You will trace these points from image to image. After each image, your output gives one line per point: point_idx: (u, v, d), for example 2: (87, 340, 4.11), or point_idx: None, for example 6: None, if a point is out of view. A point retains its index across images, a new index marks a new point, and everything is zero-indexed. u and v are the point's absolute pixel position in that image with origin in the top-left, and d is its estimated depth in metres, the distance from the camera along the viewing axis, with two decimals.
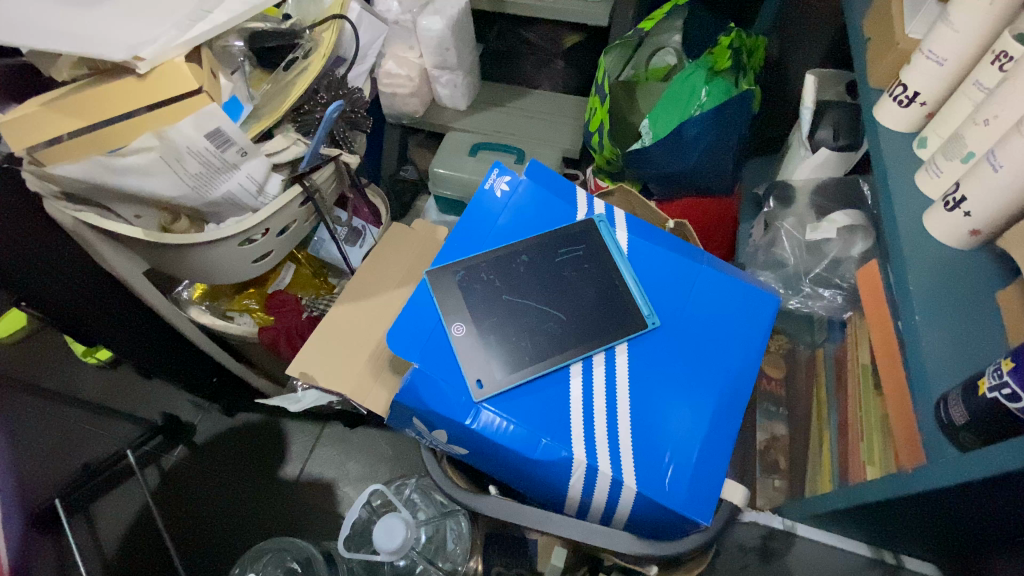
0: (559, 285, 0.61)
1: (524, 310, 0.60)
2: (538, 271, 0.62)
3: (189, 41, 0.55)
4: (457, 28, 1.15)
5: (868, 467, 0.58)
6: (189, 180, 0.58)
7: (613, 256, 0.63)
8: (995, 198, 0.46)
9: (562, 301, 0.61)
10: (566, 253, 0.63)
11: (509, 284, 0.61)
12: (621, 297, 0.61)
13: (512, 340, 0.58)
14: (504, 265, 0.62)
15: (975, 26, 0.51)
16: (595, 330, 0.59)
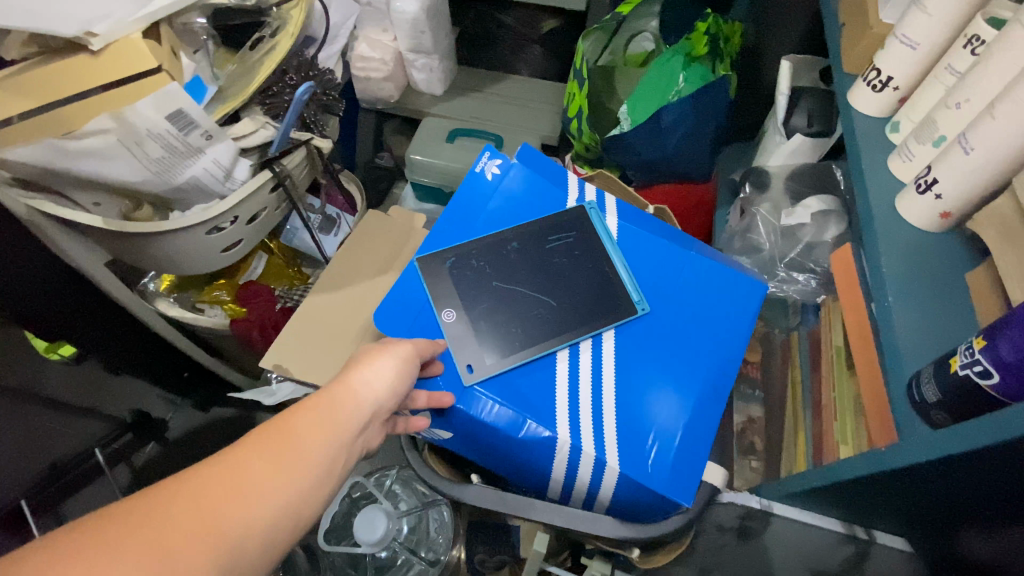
0: (549, 270, 0.61)
1: (516, 299, 0.59)
2: (529, 257, 0.61)
3: (147, 16, 0.52)
4: (432, 11, 1.12)
5: (842, 446, 0.59)
6: (150, 166, 0.56)
7: (603, 243, 0.63)
8: (965, 180, 0.47)
9: (552, 289, 0.60)
10: (557, 240, 0.62)
11: (499, 271, 0.60)
12: (608, 282, 0.61)
13: (501, 326, 0.58)
14: (494, 250, 0.61)
15: (947, 11, 0.52)
16: (583, 315, 0.59)
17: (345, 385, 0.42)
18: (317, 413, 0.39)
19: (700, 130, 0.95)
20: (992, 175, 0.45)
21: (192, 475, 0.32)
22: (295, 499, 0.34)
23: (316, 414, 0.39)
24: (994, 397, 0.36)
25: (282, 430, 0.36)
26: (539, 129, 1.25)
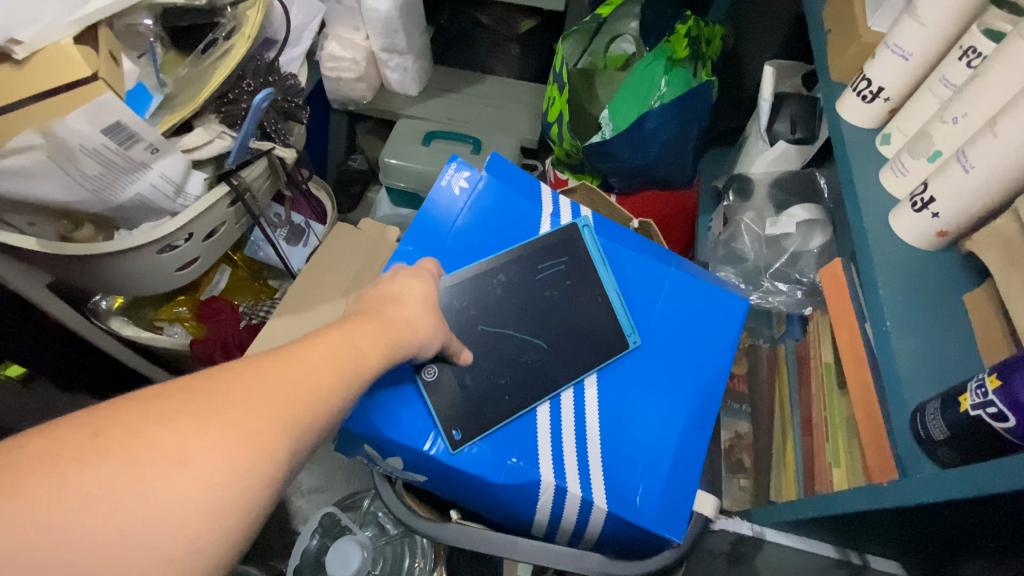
0: (538, 306, 0.56)
1: (496, 326, 0.55)
2: (517, 291, 0.56)
3: (81, 20, 0.46)
4: (406, 9, 1.07)
5: (835, 469, 0.57)
6: (89, 184, 0.50)
7: (595, 264, 0.58)
8: (963, 198, 0.45)
9: (538, 322, 0.56)
10: (547, 269, 0.57)
11: (480, 312, 0.55)
12: (597, 308, 0.57)
13: (491, 374, 0.53)
14: (480, 289, 0.55)
15: (941, 20, 0.50)
16: (576, 355, 0.55)
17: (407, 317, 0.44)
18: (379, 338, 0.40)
19: (683, 136, 0.93)
20: (992, 194, 0.44)
21: (270, 363, 0.33)
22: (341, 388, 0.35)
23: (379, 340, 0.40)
24: (1007, 439, 0.34)
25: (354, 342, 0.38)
26: (518, 133, 1.21)
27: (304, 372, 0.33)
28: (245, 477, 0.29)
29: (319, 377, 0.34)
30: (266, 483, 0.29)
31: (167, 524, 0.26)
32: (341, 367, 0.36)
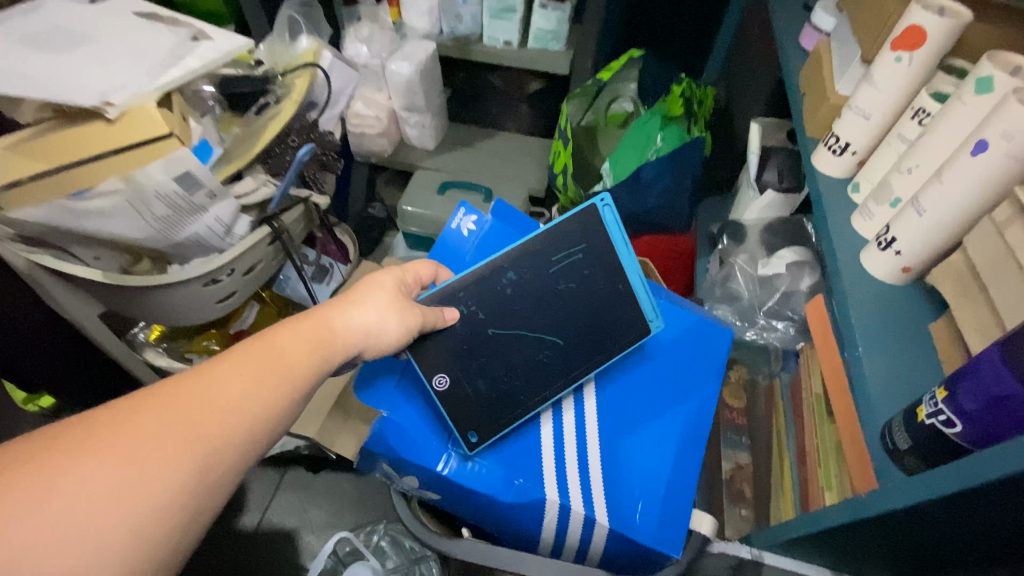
0: (553, 300, 0.57)
1: (508, 321, 0.56)
2: (528, 287, 0.57)
3: (161, 86, 0.56)
4: (425, 74, 1.19)
5: (827, 492, 0.60)
6: (154, 224, 0.58)
7: (616, 250, 0.58)
8: (921, 237, 0.51)
9: (552, 321, 0.57)
10: (563, 259, 0.57)
11: (490, 308, 0.56)
12: (614, 301, 0.58)
13: (505, 380, 0.56)
14: (488, 288, 0.56)
15: (894, 86, 0.58)
16: (590, 354, 0.58)
17: (361, 316, 0.49)
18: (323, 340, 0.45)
19: (678, 185, 1.01)
20: (944, 234, 0.50)
21: (187, 383, 0.38)
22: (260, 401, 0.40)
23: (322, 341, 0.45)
24: (961, 445, 0.38)
25: (294, 346, 0.44)
26: (526, 182, 1.30)
27: (238, 375, 0.40)
28: (151, 487, 0.33)
29: (250, 381, 0.40)
30: (171, 491, 0.34)
31: (72, 529, 0.31)
32: (276, 369, 0.42)
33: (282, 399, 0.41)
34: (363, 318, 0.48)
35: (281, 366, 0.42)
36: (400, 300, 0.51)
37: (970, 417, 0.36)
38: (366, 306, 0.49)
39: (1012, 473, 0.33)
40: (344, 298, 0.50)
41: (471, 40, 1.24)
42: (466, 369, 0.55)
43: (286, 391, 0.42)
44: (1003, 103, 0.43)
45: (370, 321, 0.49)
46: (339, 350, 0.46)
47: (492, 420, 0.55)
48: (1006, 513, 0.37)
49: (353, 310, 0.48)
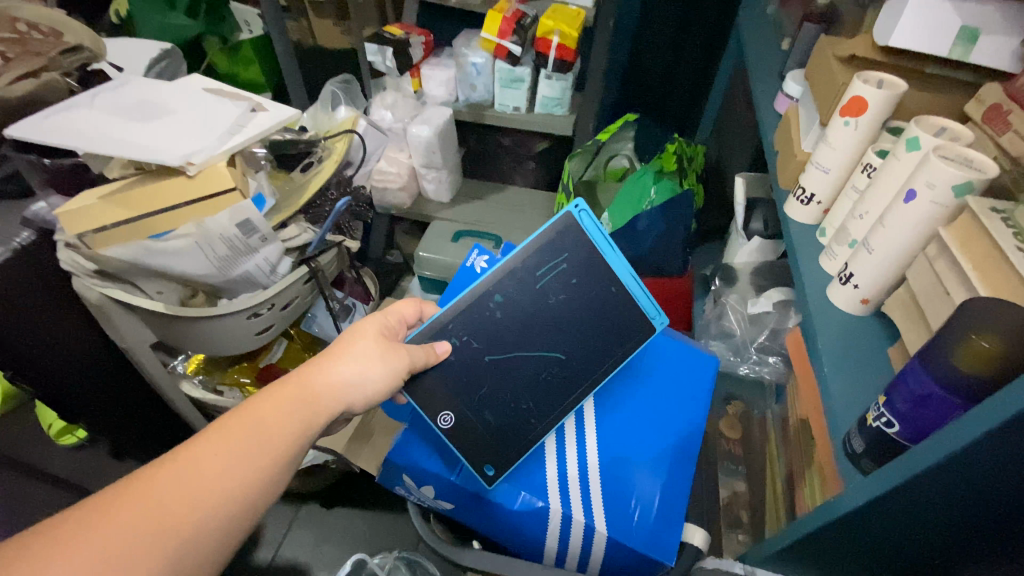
0: (546, 315, 0.62)
1: (504, 337, 0.62)
2: (518, 307, 0.61)
3: (227, 150, 0.66)
4: (443, 135, 1.32)
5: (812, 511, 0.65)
6: (215, 262, 0.68)
7: (601, 254, 0.62)
8: (875, 273, 0.58)
9: (551, 329, 0.62)
10: (548, 272, 0.62)
11: (477, 333, 0.61)
12: (606, 308, 0.62)
13: (507, 398, 0.61)
14: (479, 315, 0.61)
15: (846, 145, 0.67)
16: (594, 358, 0.63)
17: (345, 373, 0.56)
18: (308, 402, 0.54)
19: (671, 232, 1.10)
20: (893, 270, 0.57)
21: (174, 465, 0.46)
22: (238, 473, 0.48)
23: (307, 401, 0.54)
24: (902, 443, 0.44)
25: (281, 410, 0.52)
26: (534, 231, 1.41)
27: (234, 441, 0.49)
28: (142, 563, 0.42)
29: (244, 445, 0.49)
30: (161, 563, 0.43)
31: None
32: (265, 433, 0.51)
33: (270, 457, 0.50)
34: (347, 372, 0.56)
35: (269, 430, 0.51)
36: (386, 346, 0.58)
37: (901, 415, 0.43)
38: (351, 363, 0.57)
39: (937, 461, 0.39)
40: (332, 355, 0.58)
41: (484, 106, 1.39)
42: (468, 403, 0.61)
43: (275, 451, 0.50)
44: (926, 161, 0.51)
45: (353, 376, 0.56)
46: (325, 407, 0.54)
47: (502, 435, 0.61)
48: (945, 503, 0.43)
49: (337, 369, 0.56)
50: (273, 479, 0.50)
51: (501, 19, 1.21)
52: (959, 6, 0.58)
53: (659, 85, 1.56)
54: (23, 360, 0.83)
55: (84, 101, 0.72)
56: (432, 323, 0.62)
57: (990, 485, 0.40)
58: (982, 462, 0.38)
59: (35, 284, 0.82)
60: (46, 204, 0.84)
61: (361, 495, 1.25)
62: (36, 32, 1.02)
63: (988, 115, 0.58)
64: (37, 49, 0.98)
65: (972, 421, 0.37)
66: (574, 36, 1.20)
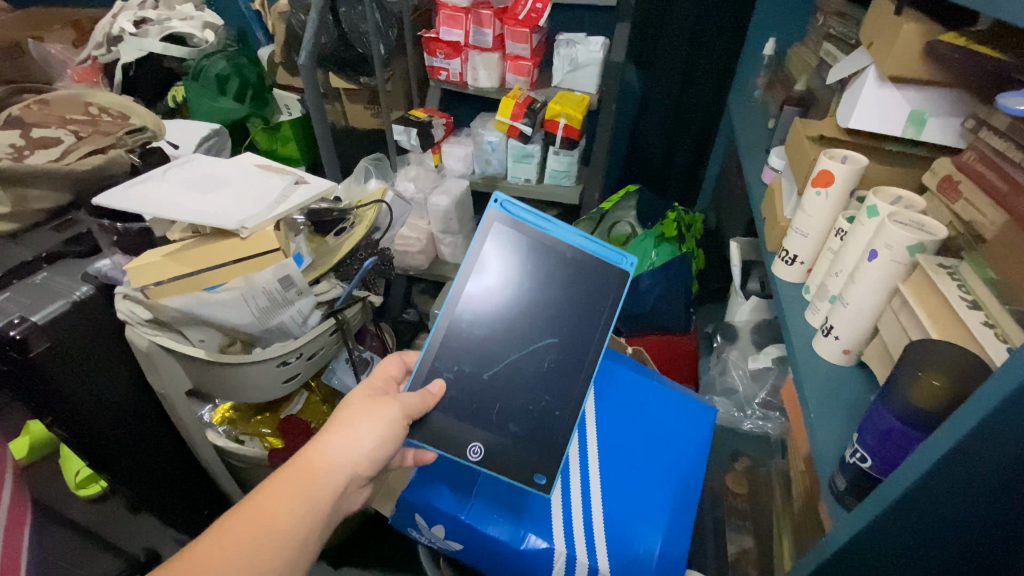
0: (524, 310, 0.68)
1: (492, 344, 0.68)
2: (493, 314, 0.68)
3: (275, 216, 0.77)
4: (459, 204, 1.45)
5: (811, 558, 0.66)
6: (256, 313, 0.76)
7: (540, 229, 0.70)
8: (854, 325, 0.63)
9: (534, 317, 0.68)
10: (503, 271, 0.69)
11: (465, 359, 0.67)
12: (573, 278, 0.70)
13: (519, 403, 0.66)
14: (463, 335, 0.68)
15: (820, 211, 0.74)
16: (585, 331, 0.68)
17: (342, 440, 0.59)
18: (308, 481, 0.56)
19: (671, 292, 1.17)
20: (870, 321, 0.62)
21: (192, 557, 0.49)
22: (255, 558, 0.50)
23: (306, 481, 0.56)
24: (875, 478, 0.49)
25: (285, 493, 0.54)
26: None
27: (240, 537, 0.50)
28: None
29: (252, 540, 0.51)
30: None
31: None
32: (271, 523, 0.52)
33: (279, 545, 0.52)
34: (343, 438, 0.60)
35: (273, 518, 0.52)
36: (377, 400, 0.62)
37: (872, 450, 0.48)
38: (348, 434, 0.60)
39: (906, 489, 0.43)
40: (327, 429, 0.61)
41: (498, 178, 1.53)
42: (484, 425, 0.65)
43: (282, 537, 0.52)
44: (883, 225, 0.58)
45: (347, 440, 0.59)
46: (325, 483, 0.57)
47: (530, 446, 0.65)
48: (924, 535, 0.46)
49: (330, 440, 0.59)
50: (291, 559, 0.52)
51: (514, 104, 1.35)
52: (907, 94, 0.67)
53: (659, 159, 1.70)
54: (66, 404, 0.90)
55: (157, 175, 0.85)
56: (422, 366, 0.66)
57: (957, 511, 0.44)
58: (944, 487, 0.42)
59: (88, 332, 0.91)
60: (108, 262, 0.94)
61: (368, 555, 1.25)
62: (106, 117, 1.19)
63: (942, 185, 0.64)
64: (109, 131, 1.13)
65: (929, 448, 0.42)
66: (579, 117, 1.33)
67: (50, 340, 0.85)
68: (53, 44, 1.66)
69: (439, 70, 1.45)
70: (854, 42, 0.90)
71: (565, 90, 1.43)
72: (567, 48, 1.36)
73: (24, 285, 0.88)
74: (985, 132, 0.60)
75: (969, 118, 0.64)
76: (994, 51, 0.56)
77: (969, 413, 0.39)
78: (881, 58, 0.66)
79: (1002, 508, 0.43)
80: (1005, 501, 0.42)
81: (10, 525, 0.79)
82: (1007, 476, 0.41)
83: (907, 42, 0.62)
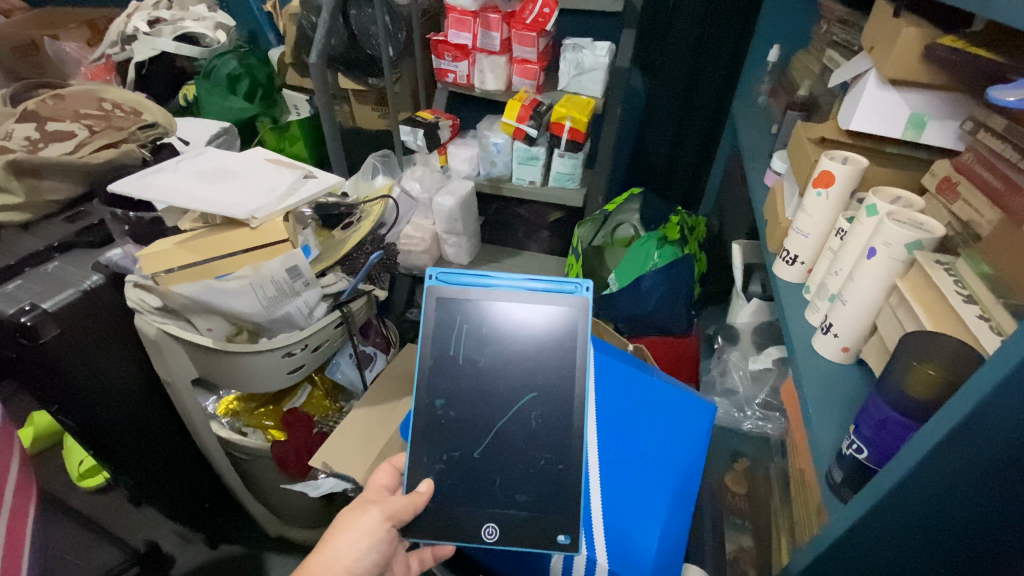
0: (493, 377, 0.70)
1: (481, 419, 0.69)
2: (469, 389, 0.69)
3: (284, 208, 0.79)
4: (464, 205, 1.46)
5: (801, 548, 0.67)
6: (264, 303, 0.78)
7: (479, 294, 0.71)
8: (853, 323, 0.63)
9: (510, 378, 0.70)
10: (459, 344, 0.70)
11: (454, 444, 0.68)
12: (526, 330, 0.71)
13: (520, 467, 0.67)
14: (445, 419, 0.68)
15: (821, 211, 0.75)
16: (565, 375, 0.69)
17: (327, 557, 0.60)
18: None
19: (673, 293, 1.19)
20: (868, 318, 0.63)
21: None
22: None
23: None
24: (871, 469, 0.50)
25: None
26: None
27: None
28: None
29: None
30: None
31: None
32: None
33: None
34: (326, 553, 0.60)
35: None
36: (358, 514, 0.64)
37: (868, 441, 0.50)
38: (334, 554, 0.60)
39: (900, 479, 0.44)
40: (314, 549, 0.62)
41: (503, 179, 1.54)
42: (492, 500, 0.66)
43: None
44: (882, 223, 0.59)
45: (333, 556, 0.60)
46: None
47: (546, 508, 0.65)
48: (918, 527, 0.47)
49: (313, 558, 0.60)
50: None
51: (520, 107, 1.37)
52: (907, 96, 0.68)
53: (663, 163, 1.71)
54: (75, 392, 0.92)
55: (170, 166, 0.87)
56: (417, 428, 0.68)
57: (951, 501, 0.45)
58: (938, 478, 0.43)
59: (98, 321, 0.92)
60: (120, 252, 0.96)
61: None
62: (119, 112, 1.21)
63: (941, 186, 0.65)
64: (122, 125, 1.15)
65: (923, 437, 0.43)
66: (584, 121, 1.35)
67: (60, 327, 0.86)
68: (68, 41, 1.69)
69: (447, 72, 1.47)
70: (858, 47, 0.92)
71: (571, 93, 1.44)
72: (573, 53, 1.38)
73: (36, 273, 0.90)
74: (983, 134, 0.61)
75: (967, 121, 0.66)
76: (992, 54, 0.58)
77: (962, 402, 0.40)
78: (881, 61, 0.67)
79: (996, 498, 0.43)
80: (998, 492, 0.43)
81: (16, 508, 0.80)
82: (999, 466, 0.42)
83: (906, 44, 0.63)
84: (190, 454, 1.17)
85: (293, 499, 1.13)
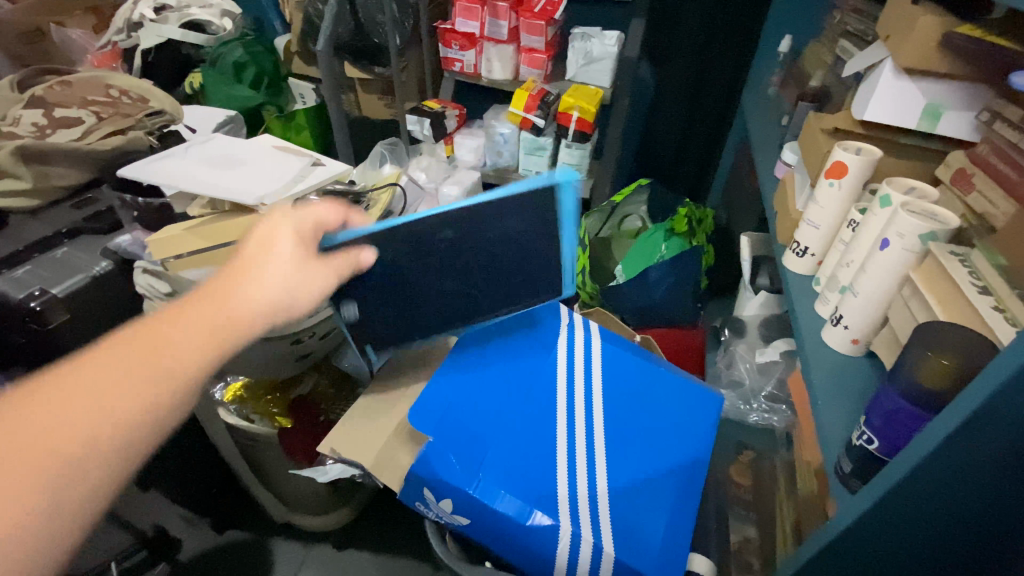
0: (476, 242, 0.65)
1: (430, 254, 0.65)
2: (452, 243, 0.65)
3: (292, 195, 0.79)
4: (471, 195, 1.45)
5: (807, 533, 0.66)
6: None
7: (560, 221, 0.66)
8: (864, 315, 0.63)
9: (490, 251, 0.66)
10: (492, 222, 0.64)
11: (404, 245, 0.64)
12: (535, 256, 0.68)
13: (431, 289, 0.69)
14: (412, 238, 0.64)
15: (833, 202, 0.74)
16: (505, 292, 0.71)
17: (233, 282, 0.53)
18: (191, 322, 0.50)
19: (679, 286, 1.18)
20: (880, 310, 0.62)
21: (82, 374, 0.44)
22: (135, 411, 0.44)
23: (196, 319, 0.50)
24: (882, 460, 0.50)
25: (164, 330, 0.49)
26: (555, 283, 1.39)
27: (137, 356, 0.46)
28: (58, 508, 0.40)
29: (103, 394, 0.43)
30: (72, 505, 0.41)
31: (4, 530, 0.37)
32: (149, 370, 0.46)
33: (168, 388, 0.46)
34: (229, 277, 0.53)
35: (172, 348, 0.47)
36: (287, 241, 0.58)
37: (877, 431, 0.49)
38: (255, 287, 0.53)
39: (911, 468, 0.44)
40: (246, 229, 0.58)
41: (509, 170, 1.53)
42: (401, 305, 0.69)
43: (169, 382, 0.46)
44: (896, 213, 0.58)
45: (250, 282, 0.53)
46: (205, 326, 0.49)
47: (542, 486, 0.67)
48: (925, 519, 0.47)
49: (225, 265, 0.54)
50: (165, 418, 0.46)
51: (527, 96, 1.36)
52: (921, 86, 0.67)
53: (671, 154, 1.70)
54: None
55: (180, 151, 0.88)
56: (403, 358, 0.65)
57: (964, 491, 0.44)
58: (949, 469, 0.43)
59: (107, 306, 0.93)
60: (128, 237, 0.95)
61: (374, 537, 1.27)
62: (126, 98, 1.21)
63: (955, 178, 0.64)
64: (129, 112, 1.15)
65: (934, 428, 0.43)
66: (592, 111, 1.34)
67: (68, 312, 0.87)
68: (74, 28, 1.68)
69: (453, 61, 1.46)
70: (872, 38, 0.90)
71: (579, 83, 1.43)
72: (581, 42, 1.37)
73: (45, 259, 0.90)
74: (1000, 125, 0.61)
75: (984, 112, 0.65)
76: (1011, 42, 0.57)
77: (974, 392, 0.40)
78: (897, 50, 0.66)
79: (1009, 489, 0.43)
80: (1011, 484, 0.43)
81: None
82: (1010, 456, 0.41)
83: (923, 33, 0.62)
84: (197, 439, 1.18)
85: (300, 485, 1.14)
